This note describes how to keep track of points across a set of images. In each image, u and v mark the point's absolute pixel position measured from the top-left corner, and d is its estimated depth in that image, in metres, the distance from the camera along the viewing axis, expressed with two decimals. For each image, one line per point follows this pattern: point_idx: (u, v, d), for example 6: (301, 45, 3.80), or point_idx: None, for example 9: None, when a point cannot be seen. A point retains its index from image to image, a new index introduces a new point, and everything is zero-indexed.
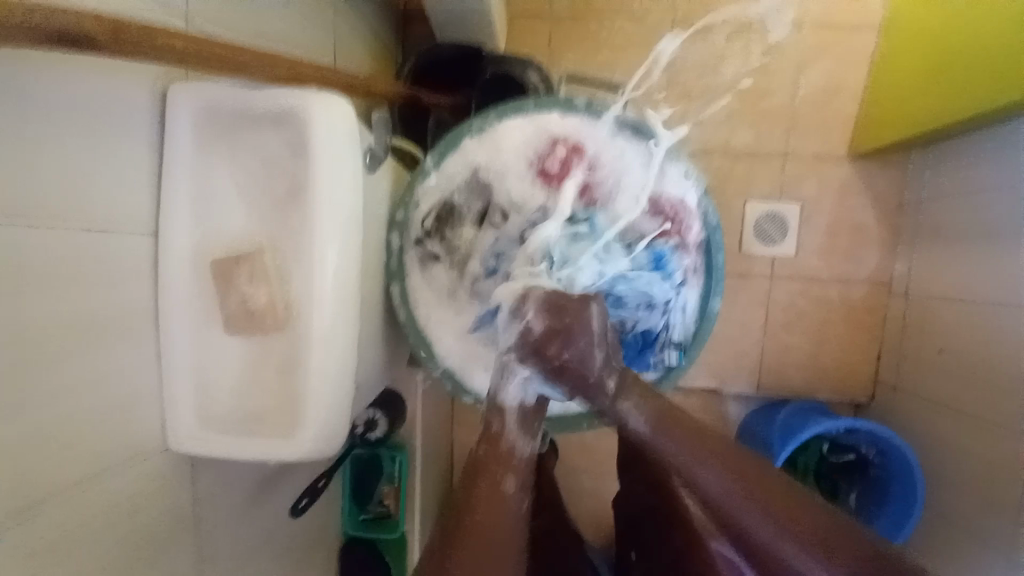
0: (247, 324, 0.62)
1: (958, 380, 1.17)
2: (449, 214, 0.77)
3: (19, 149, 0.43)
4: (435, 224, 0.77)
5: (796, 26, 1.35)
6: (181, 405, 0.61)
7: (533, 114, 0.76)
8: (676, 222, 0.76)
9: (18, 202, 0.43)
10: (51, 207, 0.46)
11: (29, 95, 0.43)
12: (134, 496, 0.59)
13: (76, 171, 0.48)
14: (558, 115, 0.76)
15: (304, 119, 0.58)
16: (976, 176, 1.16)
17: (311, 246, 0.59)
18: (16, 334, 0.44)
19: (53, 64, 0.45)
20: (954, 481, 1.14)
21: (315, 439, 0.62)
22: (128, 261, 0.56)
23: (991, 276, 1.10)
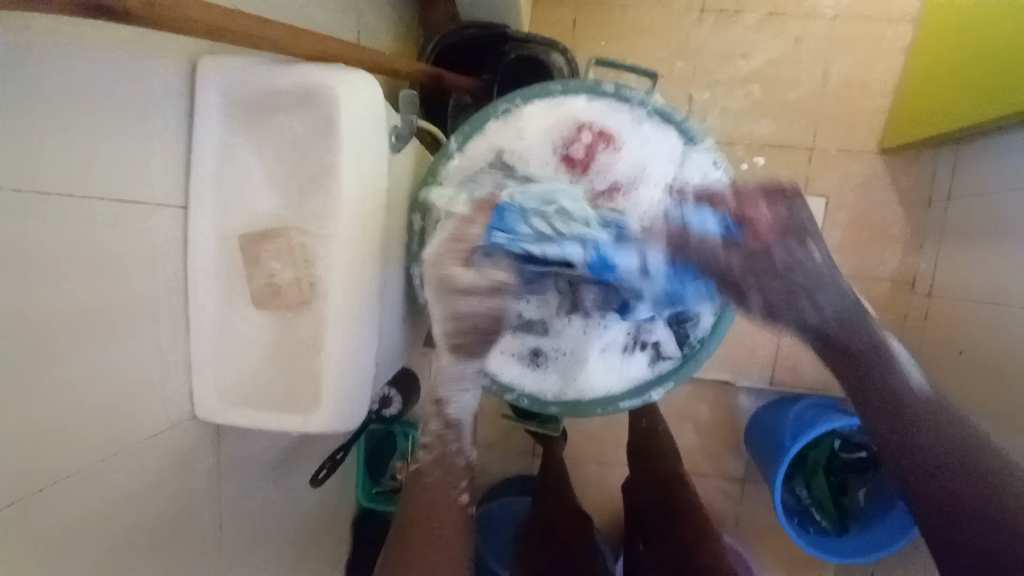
0: (272, 302, 0.63)
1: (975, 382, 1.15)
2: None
3: (52, 123, 0.43)
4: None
5: (830, 11, 1.30)
6: (206, 380, 0.63)
7: (561, 97, 0.75)
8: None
9: (52, 175, 0.44)
10: (84, 182, 0.47)
11: (63, 70, 0.43)
12: (163, 465, 0.61)
13: (108, 146, 0.49)
14: (585, 99, 0.75)
15: (330, 98, 0.58)
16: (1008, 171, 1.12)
17: (335, 228, 0.59)
18: (52, 306, 0.45)
19: (85, 39, 0.45)
20: None
21: (337, 418, 0.63)
22: (158, 239, 0.56)
23: (1014, 277, 1.08)
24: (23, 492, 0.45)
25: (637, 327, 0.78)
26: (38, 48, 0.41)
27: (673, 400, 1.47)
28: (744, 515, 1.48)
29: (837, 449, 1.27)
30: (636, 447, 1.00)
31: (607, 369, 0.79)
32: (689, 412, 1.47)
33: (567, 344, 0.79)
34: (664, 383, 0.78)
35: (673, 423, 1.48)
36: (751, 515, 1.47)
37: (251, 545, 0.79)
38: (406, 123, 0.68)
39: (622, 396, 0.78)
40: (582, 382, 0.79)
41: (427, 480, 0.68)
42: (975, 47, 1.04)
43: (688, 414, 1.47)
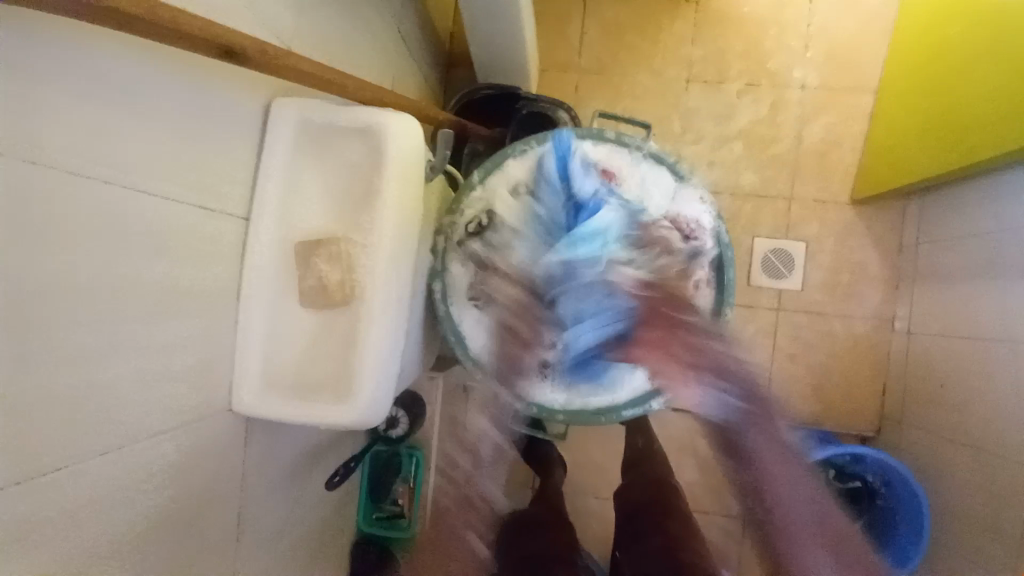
0: (317, 301, 0.71)
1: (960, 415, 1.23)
2: (493, 218, 0.88)
3: (161, 136, 0.54)
4: (481, 226, 0.87)
5: (801, 82, 1.49)
6: (247, 376, 0.68)
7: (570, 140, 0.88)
8: (692, 239, 0.87)
9: (152, 178, 0.54)
10: (175, 187, 0.57)
11: (175, 97, 0.54)
12: (202, 449, 0.66)
13: (197, 159, 0.59)
14: (590, 142, 0.88)
15: (382, 135, 0.69)
16: (967, 221, 1.27)
17: (378, 239, 0.69)
18: (136, 283, 0.53)
19: (194, 77, 0.56)
20: (958, 513, 1.20)
21: (366, 407, 0.70)
22: (221, 243, 0.65)
23: (989, 313, 1.18)
24: (96, 448, 0.51)
25: None
26: (159, 77, 0.52)
27: (672, 434, 1.50)
28: (744, 554, 1.47)
29: (831, 478, 1.29)
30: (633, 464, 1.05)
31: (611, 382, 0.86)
32: (688, 447, 1.50)
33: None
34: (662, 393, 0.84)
35: (671, 456, 1.51)
36: (752, 555, 1.46)
37: (263, 547, 0.82)
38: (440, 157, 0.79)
39: (624, 406, 0.85)
40: (587, 393, 0.86)
41: None
42: (938, 110, 1.20)
43: (687, 448, 1.50)
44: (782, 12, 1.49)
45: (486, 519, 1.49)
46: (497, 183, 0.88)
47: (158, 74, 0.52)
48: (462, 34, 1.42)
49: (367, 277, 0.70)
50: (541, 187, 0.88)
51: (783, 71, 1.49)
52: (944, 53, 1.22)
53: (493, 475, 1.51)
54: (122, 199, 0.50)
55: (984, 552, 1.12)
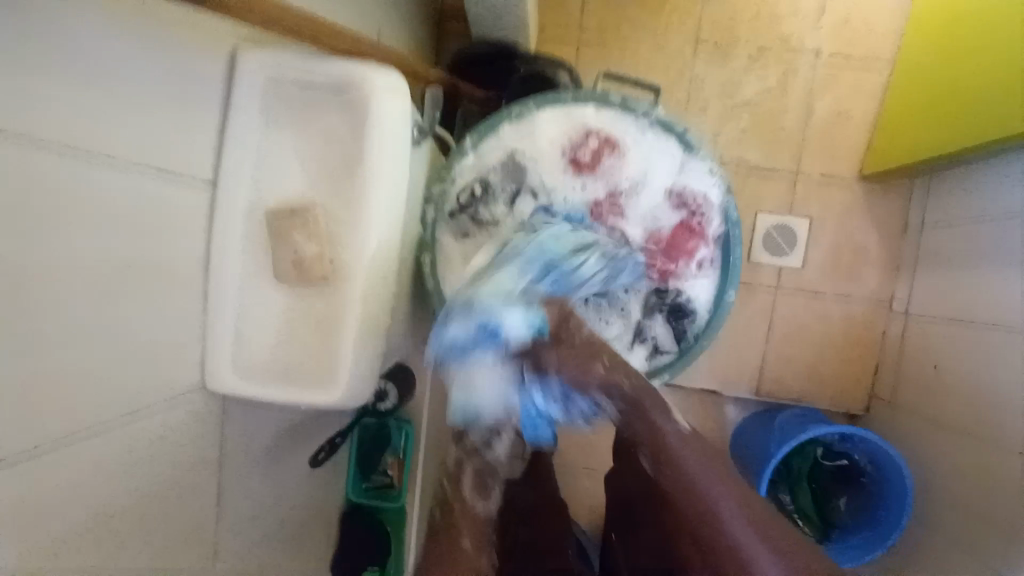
0: (294, 277, 0.63)
1: (953, 398, 1.23)
2: (486, 189, 0.82)
3: (104, 91, 0.47)
4: (472, 198, 0.82)
5: (815, 49, 1.40)
6: (222, 354, 0.64)
7: (571, 104, 0.81)
8: (697, 216, 0.82)
9: (95, 141, 0.47)
10: (123, 149, 0.50)
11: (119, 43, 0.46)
12: (174, 432, 0.62)
13: (148, 117, 0.52)
14: (594, 106, 0.81)
15: (362, 91, 0.62)
16: (978, 203, 1.23)
17: (359, 208, 0.63)
18: (84, 259, 0.47)
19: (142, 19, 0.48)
20: (942, 493, 1.22)
21: (347, 391, 0.65)
22: (185, 211, 0.59)
23: (990, 298, 1.16)
24: (46, 440, 0.47)
25: (637, 324, 0.83)
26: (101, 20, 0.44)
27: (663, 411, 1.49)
28: None
29: (819, 456, 1.31)
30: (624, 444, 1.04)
31: None
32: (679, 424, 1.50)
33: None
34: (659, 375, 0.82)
35: None
36: None
37: (245, 528, 0.80)
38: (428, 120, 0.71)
39: None
40: None
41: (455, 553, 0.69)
42: (951, 84, 1.14)
43: None
44: None
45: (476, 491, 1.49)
46: (491, 148, 0.82)
47: (103, 17, 0.44)
48: None
49: (349, 251, 0.63)
50: (538, 154, 0.82)
51: (797, 35, 1.40)
52: (961, 25, 1.14)
53: None
54: (64, 164, 0.44)
55: (964, 531, 1.14)
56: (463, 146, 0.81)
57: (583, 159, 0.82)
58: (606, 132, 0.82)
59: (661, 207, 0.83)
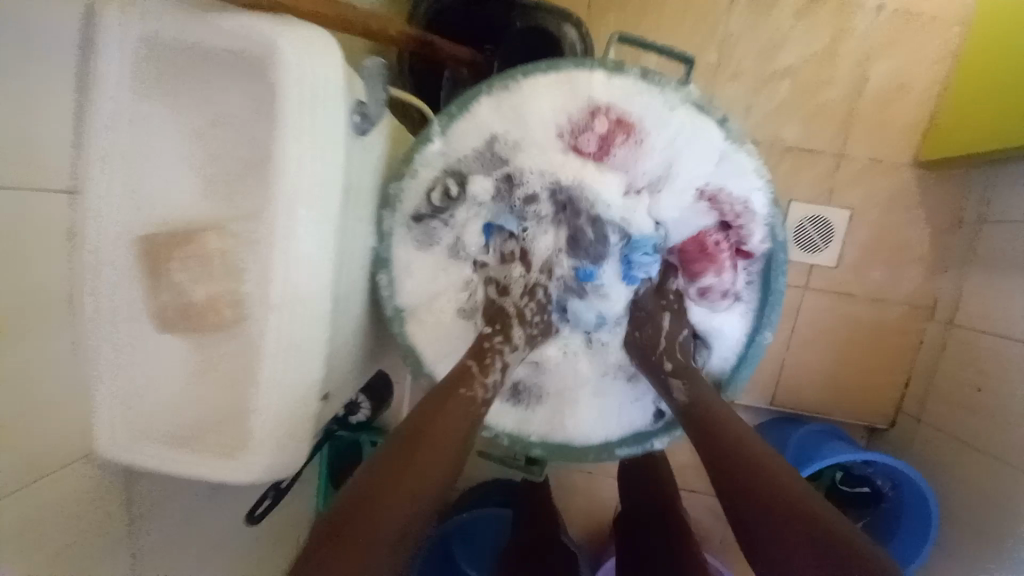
0: (193, 325, 0.47)
1: (991, 424, 1.08)
2: (462, 189, 0.65)
3: None
4: (444, 199, 0.65)
5: (877, 2, 1.16)
6: (113, 416, 0.49)
7: (573, 74, 0.61)
8: (733, 228, 0.65)
9: None
10: None
11: None
12: (63, 504, 0.48)
13: None
14: (603, 76, 0.61)
15: (268, 60, 0.42)
16: None
17: (270, 230, 0.44)
18: None
19: None
20: (967, 524, 1.10)
21: (267, 465, 0.50)
22: (38, 233, 0.41)
23: None
24: None
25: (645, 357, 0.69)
26: None
27: None
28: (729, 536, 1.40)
29: (837, 481, 1.19)
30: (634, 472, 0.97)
31: (600, 408, 0.69)
32: None
33: (563, 365, 0.71)
34: (671, 431, 0.66)
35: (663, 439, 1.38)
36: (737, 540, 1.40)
37: None
38: (375, 99, 0.51)
39: (620, 443, 0.67)
40: (573, 421, 0.69)
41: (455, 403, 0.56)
42: None
43: None
44: None
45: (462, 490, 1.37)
46: (468, 133, 0.63)
47: None
48: None
49: (257, 289, 0.45)
50: (531, 140, 0.64)
51: None
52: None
53: None
54: None
55: (991, 568, 1.03)
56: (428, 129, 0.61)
57: (589, 147, 0.64)
58: (620, 110, 0.63)
59: (683, 211, 0.67)
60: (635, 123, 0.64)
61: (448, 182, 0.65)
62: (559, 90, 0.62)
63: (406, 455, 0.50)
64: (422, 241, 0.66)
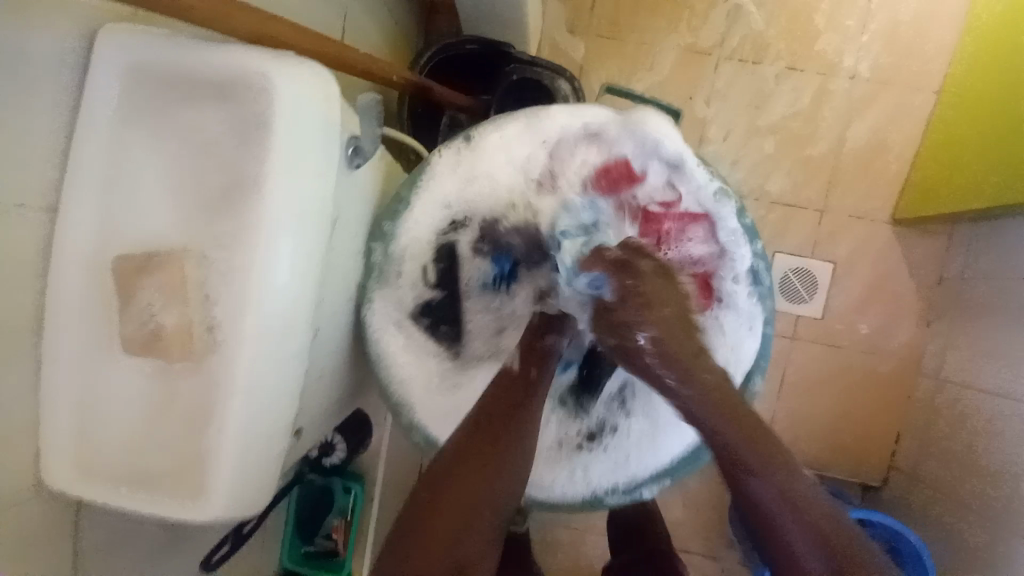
0: (151, 351, 0.45)
1: (972, 481, 1.05)
2: (452, 260, 0.69)
3: None
4: (439, 277, 0.69)
5: (851, 71, 1.24)
6: (59, 444, 0.46)
7: (539, 121, 0.67)
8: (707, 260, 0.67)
9: None
10: None
11: None
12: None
13: None
14: (563, 117, 0.67)
15: (262, 88, 0.43)
16: (1015, 259, 1.05)
17: (250, 256, 0.43)
18: None
19: None
20: None
21: (225, 506, 0.46)
22: (15, 250, 0.41)
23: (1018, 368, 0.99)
24: None
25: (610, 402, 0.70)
26: None
27: None
28: None
29: None
30: (627, 530, 0.91)
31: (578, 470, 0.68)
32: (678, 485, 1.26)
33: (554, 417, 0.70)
34: (659, 482, 0.68)
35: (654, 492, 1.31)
36: None
37: None
38: (368, 135, 0.52)
39: (606, 493, 0.68)
40: (554, 482, 0.69)
41: (480, 474, 0.56)
42: (998, 127, 0.98)
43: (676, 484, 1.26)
44: None
45: None
46: (461, 178, 0.67)
47: None
48: None
49: (232, 316, 0.44)
50: (514, 173, 0.68)
51: (833, 56, 1.23)
52: (1012, 54, 0.98)
53: None
54: None
55: None
56: (427, 171, 0.66)
57: (559, 161, 0.68)
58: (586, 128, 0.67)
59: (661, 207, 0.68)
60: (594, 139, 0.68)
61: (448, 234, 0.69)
62: (519, 140, 0.67)
63: (432, 515, 0.54)
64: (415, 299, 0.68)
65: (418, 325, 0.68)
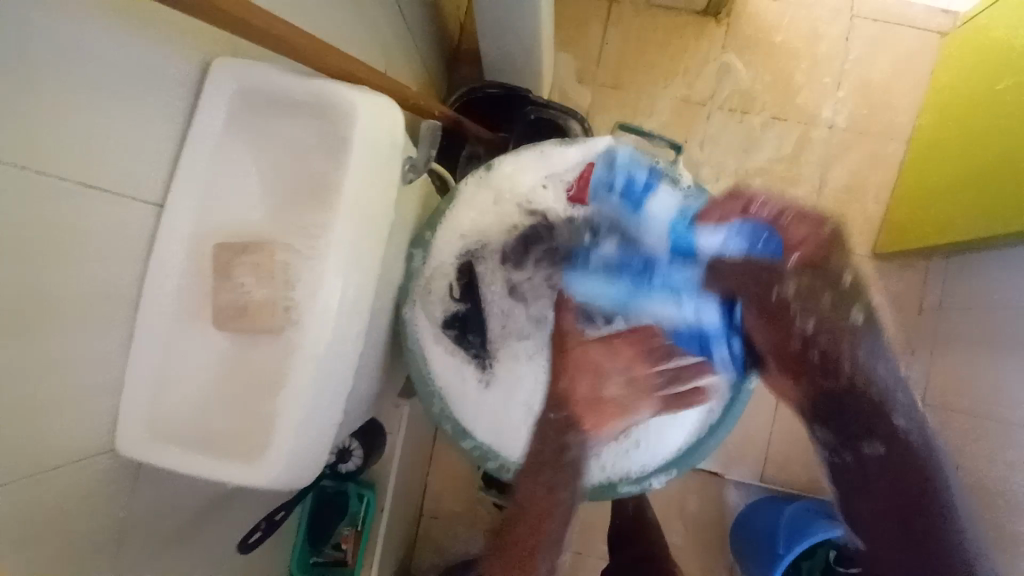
0: (236, 324, 0.53)
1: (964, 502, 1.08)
2: (470, 276, 0.79)
3: (69, 95, 0.40)
4: (464, 291, 0.79)
5: (829, 122, 1.38)
6: (137, 408, 0.51)
7: (544, 153, 0.76)
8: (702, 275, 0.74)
9: (31, 146, 0.38)
10: (69, 165, 0.42)
11: (88, 49, 0.40)
12: (70, 500, 0.49)
13: (106, 132, 0.44)
14: (562, 150, 0.75)
15: (346, 112, 0.53)
16: (988, 289, 1.13)
17: (326, 246, 0.52)
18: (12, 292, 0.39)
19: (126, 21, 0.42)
20: None
21: (283, 469, 0.52)
22: (126, 234, 0.49)
23: (997, 389, 1.05)
24: None
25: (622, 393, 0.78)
26: (65, 23, 0.38)
27: (666, 490, 1.29)
28: None
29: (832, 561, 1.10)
30: None
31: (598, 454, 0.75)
32: (678, 507, 1.28)
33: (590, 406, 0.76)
34: (666, 471, 0.74)
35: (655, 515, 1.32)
36: None
37: None
38: (423, 155, 0.62)
39: (620, 482, 0.74)
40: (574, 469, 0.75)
41: (548, 488, 0.69)
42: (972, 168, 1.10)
43: (676, 507, 1.29)
44: (817, 45, 1.39)
45: (437, 567, 1.26)
46: (479, 203, 0.76)
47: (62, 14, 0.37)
48: (473, 28, 1.27)
49: (308, 296, 0.51)
50: (525, 198, 0.78)
51: (812, 108, 1.38)
52: (982, 102, 1.12)
53: (457, 518, 1.29)
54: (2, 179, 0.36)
55: None
56: (453, 198, 0.74)
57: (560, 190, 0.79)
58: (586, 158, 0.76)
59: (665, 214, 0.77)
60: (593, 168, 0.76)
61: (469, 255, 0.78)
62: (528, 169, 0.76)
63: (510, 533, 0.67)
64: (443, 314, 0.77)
65: (448, 335, 0.76)
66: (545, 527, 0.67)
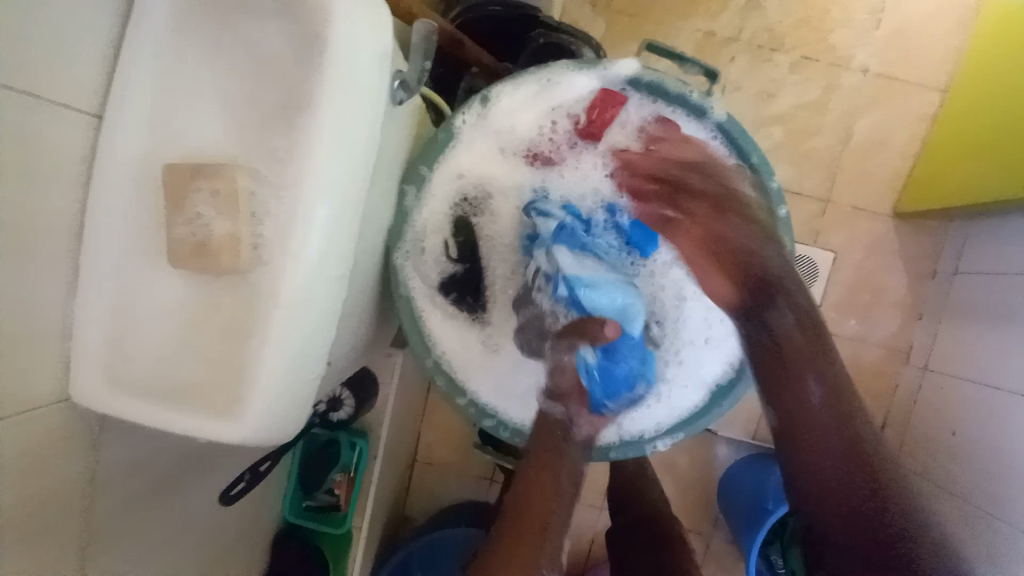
0: (196, 263, 0.46)
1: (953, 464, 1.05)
2: (468, 235, 0.71)
3: None
4: (461, 250, 0.71)
5: (862, 66, 1.26)
6: (90, 353, 0.46)
7: (554, 76, 0.65)
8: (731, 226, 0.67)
9: None
10: None
11: None
12: (24, 454, 0.44)
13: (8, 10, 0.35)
14: (575, 73, 0.65)
15: (318, 3, 0.43)
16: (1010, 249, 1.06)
17: (298, 172, 0.44)
18: None
19: None
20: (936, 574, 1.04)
21: (258, 424, 0.46)
22: (56, 149, 0.41)
23: (1001, 353, 1.00)
24: None
25: None
26: None
27: None
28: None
29: None
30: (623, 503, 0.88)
31: None
32: (668, 462, 1.29)
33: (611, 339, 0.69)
34: (672, 433, 0.69)
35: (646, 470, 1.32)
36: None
37: None
38: (414, 70, 0.53)
39: (615, 446, 0.69)
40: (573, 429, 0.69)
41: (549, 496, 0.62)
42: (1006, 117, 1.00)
43: (667, 461, 1.30)
44: None
45: (431, 512, 1.28)
46: (475, 136, 0.67)
47: None
48: None
49: (279, 231, 0.44)
50: (533, 131, 0.68)
51: (845, 49, 1.26)
52: None
53: (448, 468, 1.29)
54: None
55: None
56: (451, 132, 0.65)
57: (572, 124, 0.69)
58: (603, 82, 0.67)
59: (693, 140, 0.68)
60: (612, 95, 0.67)
61: (462, 202, 0.69)
62: (534, 92, 0.66)
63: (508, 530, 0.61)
64: (439, 272, 0.70)
65: (447, 297, 0.70)
66: (524, 537, 0.60)
